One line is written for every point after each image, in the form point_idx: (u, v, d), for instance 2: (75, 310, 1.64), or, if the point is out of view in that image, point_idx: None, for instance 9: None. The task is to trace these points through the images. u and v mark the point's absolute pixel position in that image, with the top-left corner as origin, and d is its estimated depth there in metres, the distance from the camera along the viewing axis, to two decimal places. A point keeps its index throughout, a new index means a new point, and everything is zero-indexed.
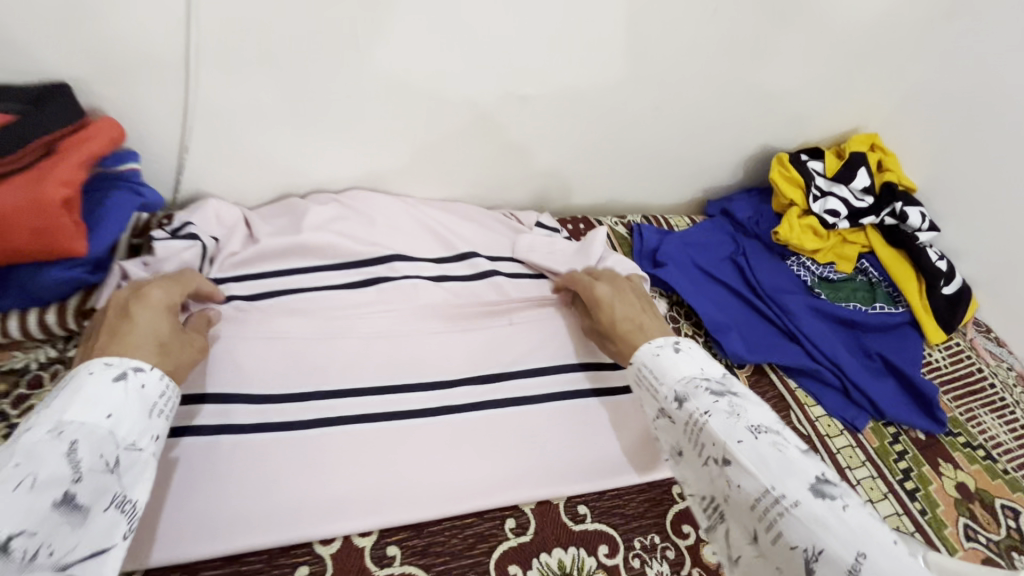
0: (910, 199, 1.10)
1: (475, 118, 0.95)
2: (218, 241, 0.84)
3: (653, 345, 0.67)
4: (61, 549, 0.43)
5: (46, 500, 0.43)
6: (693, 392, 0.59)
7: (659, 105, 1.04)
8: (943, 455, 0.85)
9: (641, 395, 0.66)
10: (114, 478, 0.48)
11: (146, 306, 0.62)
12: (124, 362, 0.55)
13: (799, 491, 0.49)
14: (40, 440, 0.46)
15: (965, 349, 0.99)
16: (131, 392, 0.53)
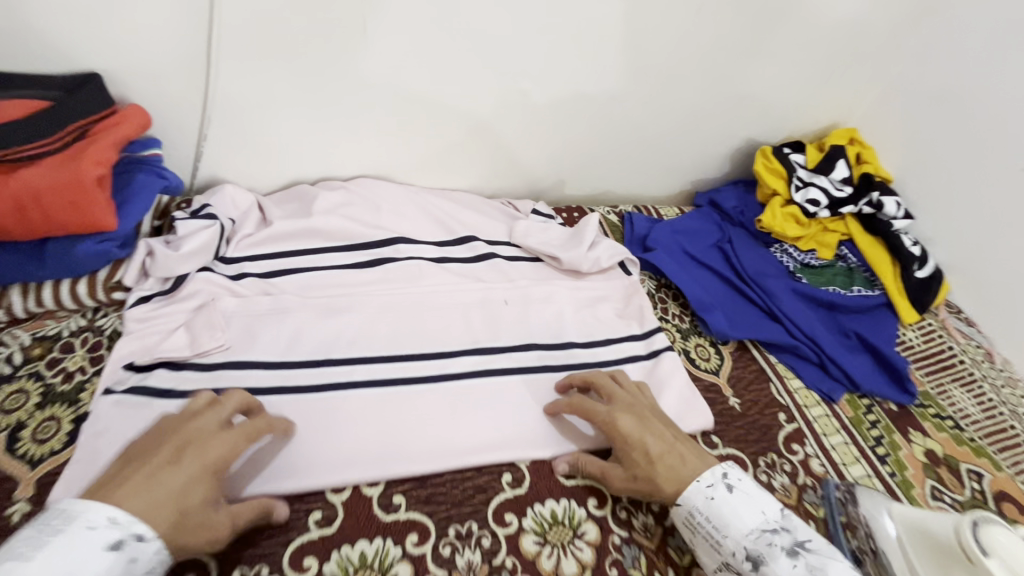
0: (886, 189, 1.16)
1: (474, 112, 1.01)
2: (236, 222, 0.91)
3: (702, 484, 0.66)
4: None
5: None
6: (769, 555, 0.59)
7: (649, 100, 1.10)
8: (913, 424, 0.91)
9: (697, 542, 0.66)
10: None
11: (196, 462, 0.57)
12: (128, 528, 0.50)
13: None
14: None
15: (937, 329, 1.04)
16: (117, 567, 0.49)
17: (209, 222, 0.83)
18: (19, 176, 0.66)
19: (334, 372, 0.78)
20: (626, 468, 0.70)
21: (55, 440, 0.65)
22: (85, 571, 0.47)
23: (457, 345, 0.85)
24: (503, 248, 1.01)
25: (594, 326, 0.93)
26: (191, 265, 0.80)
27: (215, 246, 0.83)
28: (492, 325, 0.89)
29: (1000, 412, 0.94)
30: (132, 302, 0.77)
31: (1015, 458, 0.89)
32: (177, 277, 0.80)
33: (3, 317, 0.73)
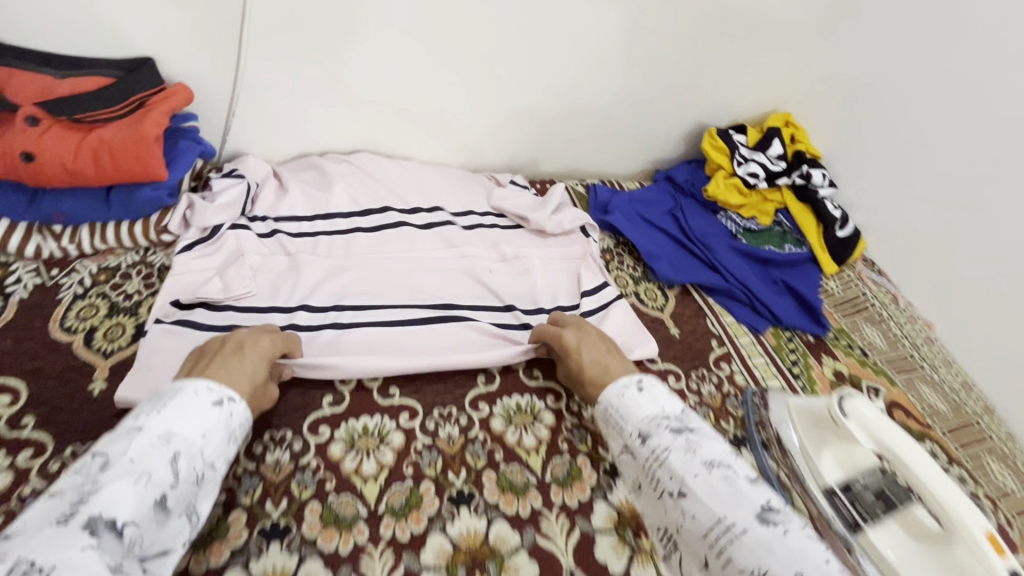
0: (815, 163, 1.34)
1: (459, 94, 1.20)
2: (259, 190, 1.06)
3: (619, 384, 0.78)
4: (148, 540, 0.54)
5: (150, 497, 0.54)
6: (655, 431, 0.71)
7: (609, 86, 1.29)
8: (826, 351, 1.09)
9: (609, 431, 0.78)
10: (195, 489, 0.59)
11: (254, 354, 0.73)
12: (223, 391, 0.66)
13: (746, 519, 0.60)
14: (151, 443, 0.57)
15: (854, 279, 1.23)
16: (222, 417, 0.64)
17: (238, 180, 1.01)
18: (97, 134, 0.84)
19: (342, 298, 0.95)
20: (568, 377, 0.87)
21: (122, 341, 0.83)
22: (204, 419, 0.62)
23: (447, 290, 1.00)
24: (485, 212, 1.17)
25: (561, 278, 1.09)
26: (222, 215, 0.96)
27: (242, 202, 1.00)
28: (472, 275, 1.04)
29: (902, 344, 1.12)
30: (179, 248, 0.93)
31: (909, 378, 1.07)
32: (212, 227, 0.96)
33: (75, 251, 0.90)
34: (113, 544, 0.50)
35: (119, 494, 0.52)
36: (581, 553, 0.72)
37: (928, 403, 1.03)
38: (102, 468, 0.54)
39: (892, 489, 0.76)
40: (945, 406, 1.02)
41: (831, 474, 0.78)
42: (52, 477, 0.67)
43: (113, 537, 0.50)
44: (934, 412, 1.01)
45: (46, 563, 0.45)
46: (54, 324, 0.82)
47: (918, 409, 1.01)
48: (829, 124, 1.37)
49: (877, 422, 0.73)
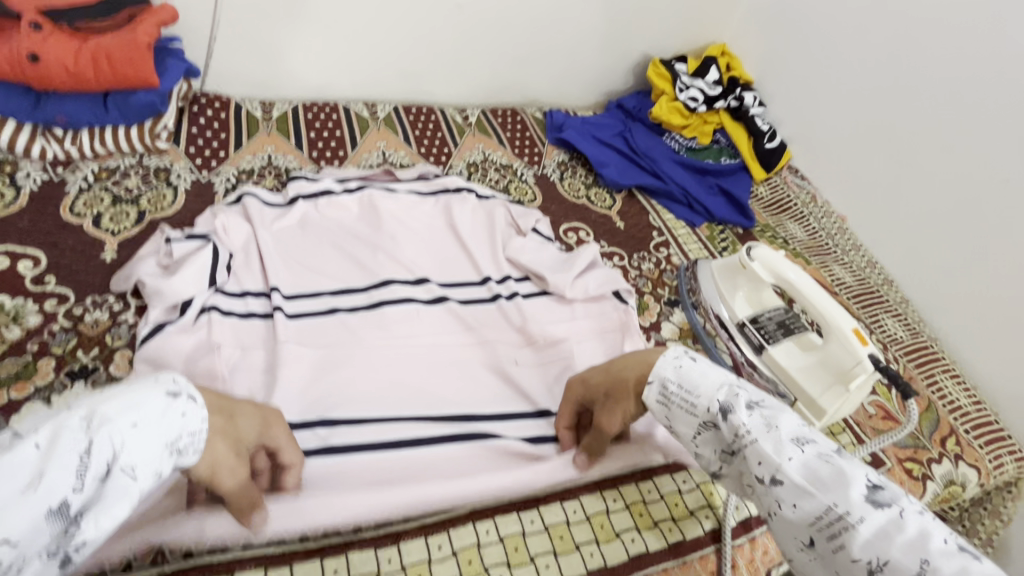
0: (748, 88, 1.50)
1: (423, 21, 1.30)
2: (234, 258, 0.89)
3: (671, 355, 0.67)
4: (27, 561, 0.39)
5: (41, 508, 0.39)
6: (736, 405, 0.61)
7: (560, 14, 1.40)
8: (753, 240, 1.25)
9: (672, 415, 0.66)
10: (99, 492, 0.43)
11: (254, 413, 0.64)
12: (188, 387, 0.52)
13: (860, 505, 0.53)
14: (67, 430, 0.43)
15: (781, 183, 1.39)
16: (170, 414, 0.49)
17: (201, 243, 0.85)
18: (94, 41, 0.93)
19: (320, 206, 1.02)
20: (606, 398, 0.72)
21: (126, 225, 0.93)
22: (145, 404, 0.47)
23: (458, 382, 0.83)
24: (503, 273, 0.99)
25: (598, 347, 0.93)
26: (190, 288, 0.80)
27: (209, 272, 0.83)
28: (491, 356, 0.87)
29: (820, 235, 1.29)
30: (146, 334, 0.77)
31: (821, 259, 1.23)
32: (183, 301, 0.79)
33: (76, 153, 1.00)
34: None
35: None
36: (534, 374, 0.86)
37: (837, 277, 1.20)
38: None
39: (790, 319, 0.91)
40: (851, 278, 1.19)
41: (743, 311, 0.93)
42: (77, 318, 0.79)
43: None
44: (839, 282, 1.18)
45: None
46: (65, 209, 0.92)
47: (829, 281, 1.17)
48: (760, 52, 1.51)
49: (773, 257, 0.88)
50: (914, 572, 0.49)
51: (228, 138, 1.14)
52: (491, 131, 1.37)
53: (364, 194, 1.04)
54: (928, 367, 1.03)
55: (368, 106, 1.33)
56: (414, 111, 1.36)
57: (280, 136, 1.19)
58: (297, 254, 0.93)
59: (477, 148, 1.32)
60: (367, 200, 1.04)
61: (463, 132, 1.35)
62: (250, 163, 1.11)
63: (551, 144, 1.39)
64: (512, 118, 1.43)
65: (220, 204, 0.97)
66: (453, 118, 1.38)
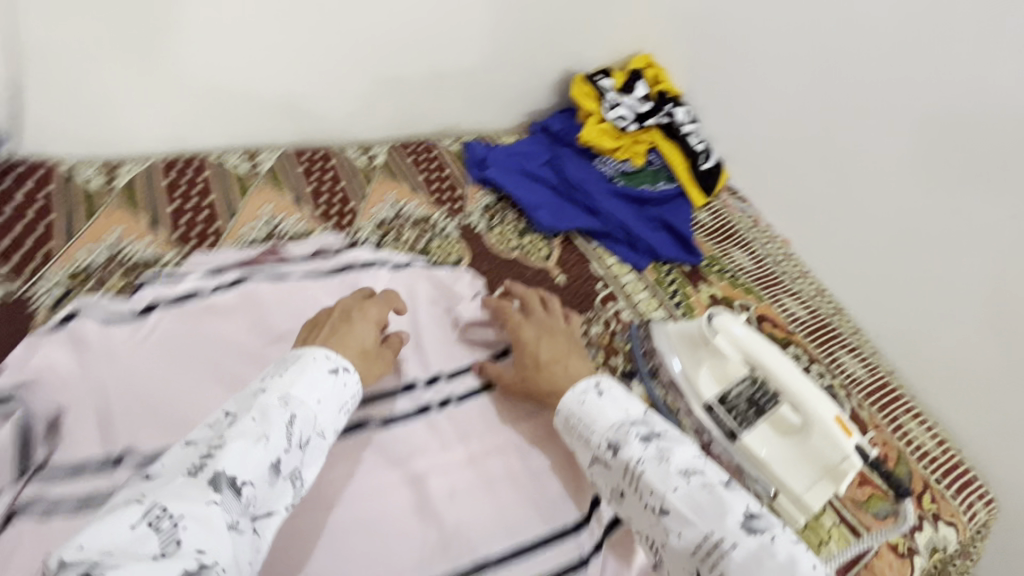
0: (678, 102, 1.39)
1: (308, 50, 1.08)
2: (64, 417, 0.68)
3: (578, 389, 0.74)
4: (258, 502, 0.56)
5: (266, 461, 0.56)
6: (626, 439, 0.67)
7: (471, 32, 1.22)
8: (701, 278, 1.15)
9: (574, 442, 0.73)
10: (301, 453, 0.61)
11: (363, 319, 0.77)
12: (339, 360, 0.70)
13: (733, 531, 0.58)
14: (273, 405, 0.61)
15: (721, 208, 1.31)
16: (336, 388, 0.67)
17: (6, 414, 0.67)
18: None
19: (187, 314, 0.80)
20: (522, 369, 0.81)
21: None
22: (316, 387, 0.65)
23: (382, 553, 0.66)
24: (432, 372, 0.82)
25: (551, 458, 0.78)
26: None
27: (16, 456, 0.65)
28: (419, 497, 0.71)
29: (767, 264, 1.21)
30: None
31: (773, 292, 1.15)
32: None
33: None
34: (232, 502, 0.53)
35: (244, 454, 0.55)
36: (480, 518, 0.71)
37: (789, 310, 1.13)
38: (230, 426, 0.57)
39: (760, 393, 0.80)
40: (804, 312, 1.13)
41: (710, 390, 0.83)
42: None
43: (233, 494, 0.53)
44: (795, 319, 1.11)
45: (175, 511, 0.49)
46: None
47: (782, 319, 1.10)
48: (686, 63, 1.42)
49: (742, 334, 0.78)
50: None
51: (55, 224, 0.89)
52: (403, 175, 1.18)
53: (246, 289, 0.83)
54: (890, 408, 0.99)
55: (247, 157, 1.09)
56: (306, 157, 1.13)
57: (128, 211, 0.93)
58: (156, 387, 0.72)
59: (387, 199, 1.12)
60: (247, 296, 0.83)
61: (369, 180, 1.14)
62: (87, 259, 0.86)
63: (474, 184, 1.22)
64: (426, 156, 1.24)
65: (41, 330, 0.73)
66: (355, 162, 1.16)
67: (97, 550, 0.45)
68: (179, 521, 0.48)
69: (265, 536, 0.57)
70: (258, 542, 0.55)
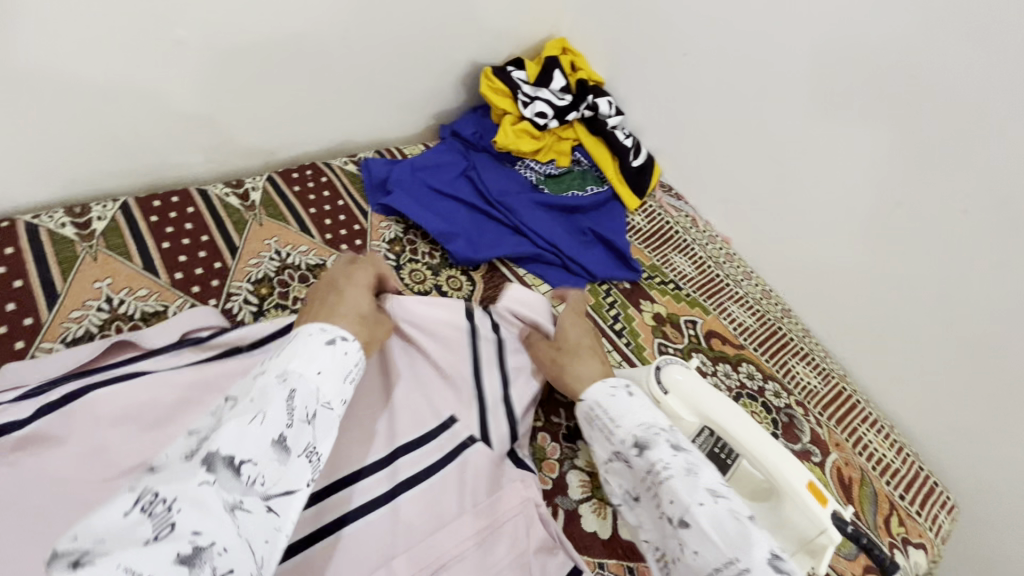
0: (600, 92, 1.26)
1: (132, 68, 0.85)
2: None
3: (607, 385, 0.69)
4: (268, 480, 0.45)
5: (267, 438, 0.46)
6: (653, 442, 0.61)
7: (348, 32, 1.02)
8: (643, 296, 1.04)
9: (594, 437, 0.68)
10: (311, 428, 0.51)
11: (351, 286, 0.72)
12: (335, 331, 0.58)
13: (759, 563, 0.49)
14: (268, 383, 0.50)
15: (656, 208, 1.21)
16: (337, 357, 0.56)
17: None
18: None
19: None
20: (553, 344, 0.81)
21: None
22: (318, 354, 0.54)
23: None
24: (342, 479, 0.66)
25: (493, 562, 0.65)
26: None
27: None
28: None
29: (708, 266, 1.13)
30: None
31: (718, 300, 1.07)
32: None
33: None
34: (232, 481, 0.43)
35: (239, 431, 0.45)
36: None
37: (738, 321, 1.05)
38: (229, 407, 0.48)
39: (721, 445, 0.69)
40: (753, 320, 1.05)
41: None
42: None
43: (230, 472, 0.43)
44: (744, 331, 1.03)
45: (167, 494, 0.39)
46: None
47: (731, 332, 1.03)
48: (605, 47, 1.29)
49: (693, 390, 0.69)
50: None
51: None
52: (286, 212, 0.98)
53: (82, 402, 0.63)
54: (847, 421, 0.95)
55: (73, 213, 0.86)
56: (158, 205, 0.91)
57: None
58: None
59: (269, 247, 0.92)
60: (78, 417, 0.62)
61: (243, 225, 0.93)
62: None
63: (376, 212, 1.04)
64: (314, 182, 1.04)
65: None
66: (223, 203, 0.95)
67: (88, 538, 0.36)
68: (173, 504, 0.39)
69: (288, 519, 0.46)
70: (279, 524, 0.45)
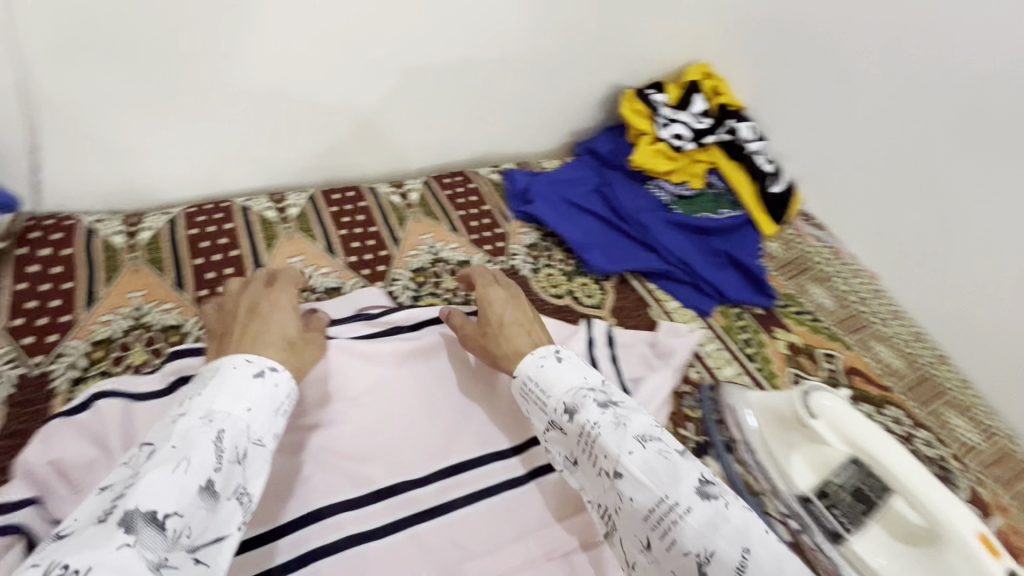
0: (741, 116, 1.27)
1: (339, 83, 1.01)
2: None
3: (537, 354, 0.67)
4: (194, 531, 0.46)
5: (192, 485, 0.47)
6: (582, 403, 0.59)
7: (509, 54, 1.13)
8: (777, 323, 1.01)
9: (528, 408, 0.66)
10: (241, 468, 0.52)
11: (277, 309, 0.69)
12: (263, 362, 0.59)
13: (688, 495, 0.50)
14: (193, 426, 0.50)
15: (795, 237, 1.18)
16: (265, 389, 0.57)
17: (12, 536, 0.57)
18: None
19: None
20: (482, 329, 0.76)
21: None
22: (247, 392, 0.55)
23: None
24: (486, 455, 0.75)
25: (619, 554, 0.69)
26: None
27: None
28: None
29: (850, 301, 1.07)
30: None
31: (861, 337, 1.02)
32: None
33: None
34: (156, 537, 0.43)
35: (159, 485, 0.45)
36: None
37: (884, 361, 0.99)
38: (148, 457, 0.48)
39: (868, 481, 0.68)
40: (901, 363, 0.99)
41: (804, 479, 0.72)
42: None
43: (154, 528, 0.43)
44: (891, 373, 0.97)
45: (81, 563, 0.39)
46: None
47: (876, 372, 0.96)
48: (751, 73, 1.29)
49: (846, 419, 0.67)
50: (736, 564, 0.45)
51: (75, 290, 0.83)
52: (439, 213, 1.09)
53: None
54: (1016, 486, 0.86)
55: (275, 200, 1.03)
56: (337, 198, 1.06)
57: (151, 272, 0.88)
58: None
59: (424, 241, 1.03)
60: None
61: (404, 220, 1.06)
62: (107, 329, 0.80)
63: (516, 219, 1.11)
64: (463, 189, 1.14)
65: (57, 418, 0.67)
66: (388, 201, 1.08)
67: None
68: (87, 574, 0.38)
69: (218, 565, 0.47)
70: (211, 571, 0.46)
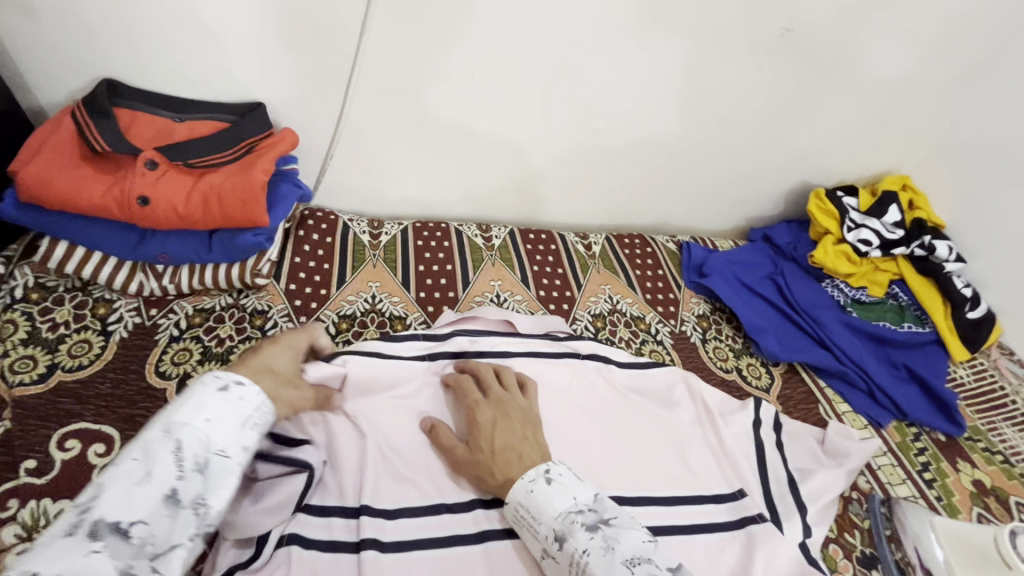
0: (938, 235, 1.23)
1: (562, 144, 1.17)
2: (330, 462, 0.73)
3: (526, 477, 0.67)
4: (159, 539, 0.47)
5: (156, 495, 0.47)
6: (571, 531, 0.61)
7: (712, 140, 1.22)
8: (961, 454, 0.96)
9: (522, 534, 0.66)
10: (203, 478, 0.51)
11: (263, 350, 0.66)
12: (229, 375, 0.59)
13: None
14: (154, 439, 0.51)
15: (988, 368, 1.12)
16: (229, 402, 0.56)
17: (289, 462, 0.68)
18: (208, 179, 0.88)
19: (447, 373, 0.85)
20: (474, 455, 0.72)
21: None
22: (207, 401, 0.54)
23: None
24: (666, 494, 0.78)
25: None
26: (271, 523, 0.65)
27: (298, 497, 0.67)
28: None
29: None
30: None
31: None
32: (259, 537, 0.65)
33: (173, 290, 0.91)
34: (121, 545, 0.45)
35: (121, 496, 0.46)
36: None
37: None
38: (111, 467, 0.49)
39: None
40: None
41: None
42: None
43: (117, 537, 0.45)
44: None
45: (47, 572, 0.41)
46: (150, 368, 0.82)
47: None
48: (955, 193, 1.26)
49: None
50: None
51: (331, 271, 1.03)
52: (618, 267, 1.18)
53: (493, 359, 0.88)
54: None
55: (481, 229, 1.19)
56: (531, 237, 1.20)
57: (387, 269, 1.06)
58: (409, 451, 0.76)
59: (604, 291, 1.12)
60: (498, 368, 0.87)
61: (587, 268, 1.16)
62: (351, 307, 0.98)
63: (689, 288, 1.17)
64: (641, 250, 1.23)
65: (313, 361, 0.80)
66: (575, 248, 1.20)
67: None
68: None
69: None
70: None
